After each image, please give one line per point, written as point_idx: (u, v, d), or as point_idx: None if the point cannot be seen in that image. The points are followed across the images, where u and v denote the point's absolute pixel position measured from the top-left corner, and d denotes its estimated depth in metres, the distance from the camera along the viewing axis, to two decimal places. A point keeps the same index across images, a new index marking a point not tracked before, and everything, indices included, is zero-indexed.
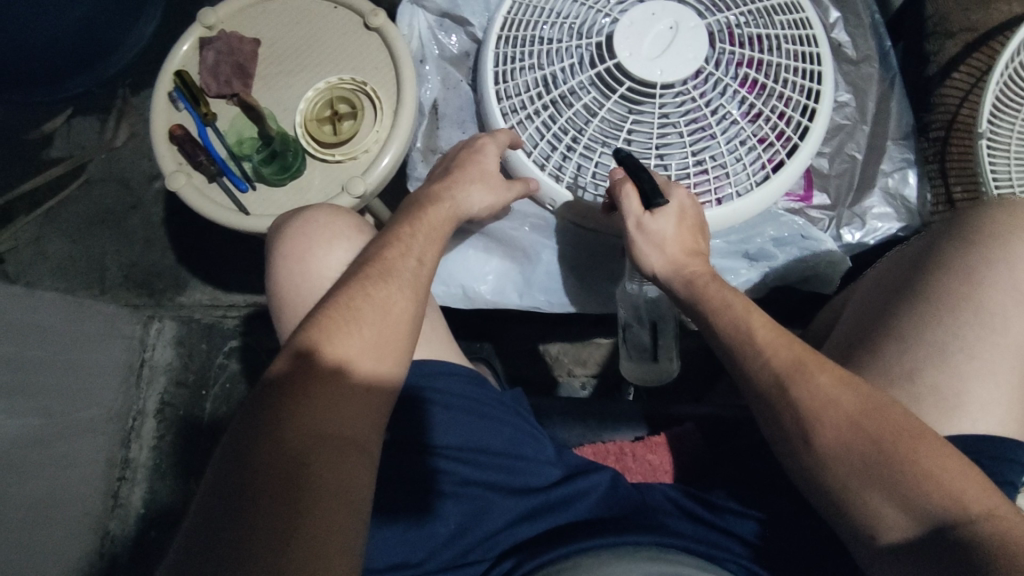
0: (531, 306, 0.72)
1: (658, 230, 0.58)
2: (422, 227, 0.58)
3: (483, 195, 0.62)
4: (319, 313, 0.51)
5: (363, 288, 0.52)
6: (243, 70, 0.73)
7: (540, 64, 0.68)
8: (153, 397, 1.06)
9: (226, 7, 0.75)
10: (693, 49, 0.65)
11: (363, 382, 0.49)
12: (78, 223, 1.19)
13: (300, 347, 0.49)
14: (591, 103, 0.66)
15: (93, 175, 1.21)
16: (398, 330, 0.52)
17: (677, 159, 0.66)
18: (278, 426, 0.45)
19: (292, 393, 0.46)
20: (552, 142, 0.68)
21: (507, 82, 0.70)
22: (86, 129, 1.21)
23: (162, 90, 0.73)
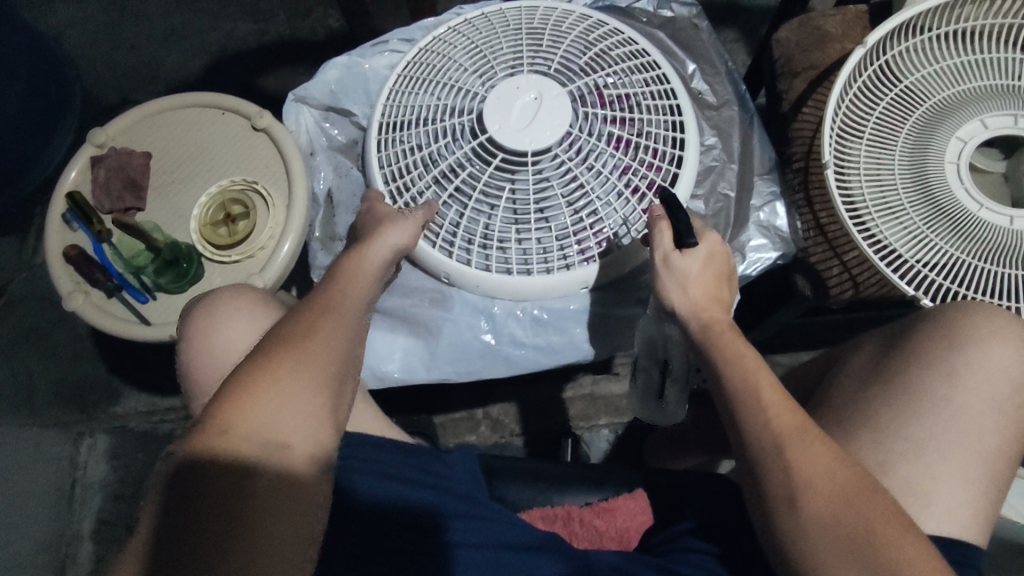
0: (439, 378, 0.72)
1: (685, 269, 0.60)
2: (354, 268, 0.58)
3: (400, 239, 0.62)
4: (225, 390, 0.46)
5: (274, 352, 0.49)
6: (135, 184, 0.74)
7: (422, 144, 0.71)
8: (89, 515, 1.06)
9: (114, 124, 0.77)
10: (558, 113, 0.68)
11: (287, 451, 0.45)
12: (2, 345, 1.16)
13: (209, 432, 0.44)
14: (474, 173, 0.68)
15: (15, 294, 1.19)
16: (318, 383, 0.48)
17: (560, 215, 0.68)
18: (218, 474, 0.42)
19: (228, 436, 0.44)
20: (442, 213, 0.69)
21: (393, 164, 0.72)
22: (4, 250, 1.20)
23: (54, 212, 0.74)
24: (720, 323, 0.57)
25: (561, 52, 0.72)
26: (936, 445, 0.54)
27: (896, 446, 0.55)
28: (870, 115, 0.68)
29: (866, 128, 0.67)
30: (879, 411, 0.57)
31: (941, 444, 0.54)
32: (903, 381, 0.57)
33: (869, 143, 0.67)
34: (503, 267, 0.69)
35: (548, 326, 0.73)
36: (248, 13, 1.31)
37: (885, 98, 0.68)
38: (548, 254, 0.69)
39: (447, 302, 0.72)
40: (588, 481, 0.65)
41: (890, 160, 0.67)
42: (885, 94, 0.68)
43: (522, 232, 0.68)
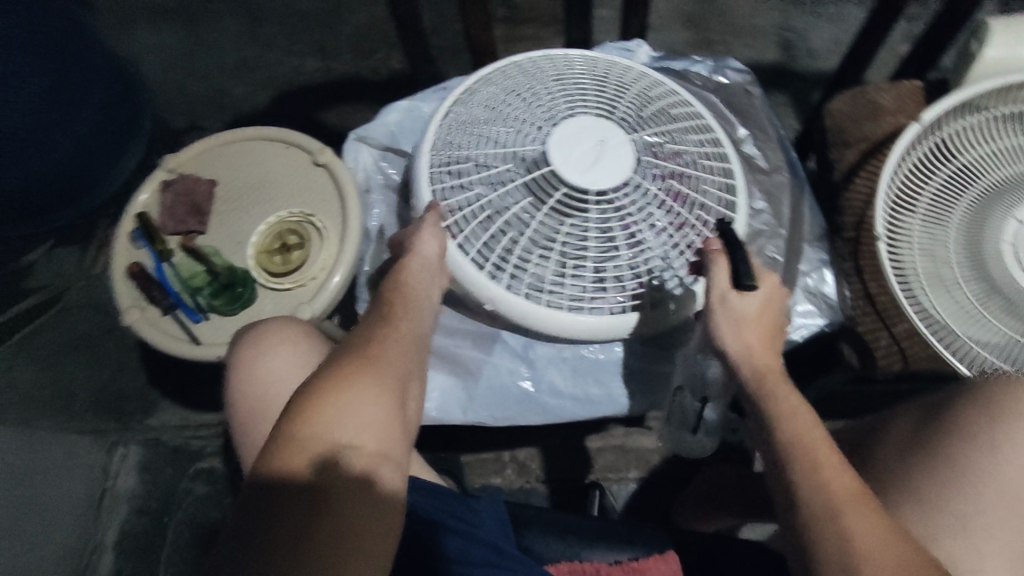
0: (474, 421, 0.72)
1: (742, 309, 0.59)
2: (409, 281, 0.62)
3: (434, 241, 0.65)
4: (293, 398, 0.47)
5: (339, 361, 0.50)
6: (198, 210, 0.78)
7: (477, 169, 0.70)
8: (114, 527, 1.04)
9: (185, 152, 0.81)
10: (627, 155, 0.67)
11: (365, 447, 0.46)
12: (52, 351, 1.21)
13: (289, 434, 0.44)
14: (534, 205, 0.67)
15: (70, 302, 1.25)
16: (387, 384, 0.50)
17: (613, 260, 0.67)
18: (286, 487, 0.42)
19: (292, 447, 0.44)
20: (493, 243, 0.68)
21: (446, 186, 0.70)
22: (66, 260, 1.29)
23: (122, 231, 0.78)
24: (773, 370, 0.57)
25: (621, 100, 0.73)
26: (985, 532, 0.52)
27: (945, 527, 0.53)
28: (924, 190, 0.67)
29: (920, 203, 0.67)
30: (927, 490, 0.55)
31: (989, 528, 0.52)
32: (946, 458, 0.55)
33: (923, 217, 0.67)
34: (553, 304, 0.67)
35: (586, 376, 0.73)
36: (315, 50, 1.38)
37: (938, 176, 0.68)
38: (595, 295, 0.68)
39: (489, 344, 0.73)
40: (619, 539, 0.64)
41: (945, 237, 0.67)
42: (937, 171, 0.68)
43: (574, 270, 0.67)
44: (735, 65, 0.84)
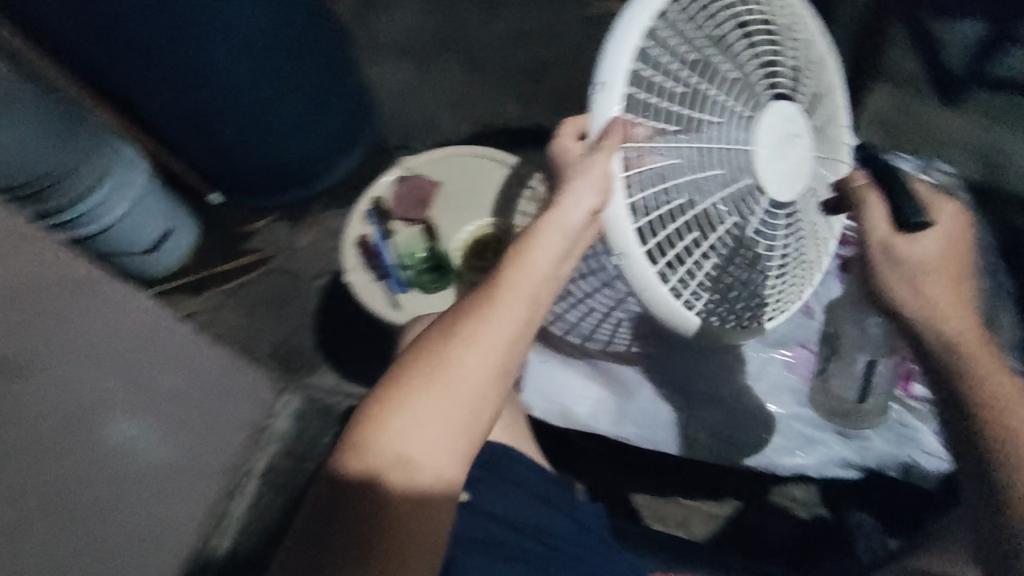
0: (621, 436, 0.77)
1: (915, 253, 0.54)
2: (532, 244, 0.50)
3: (590, 198, 0.48)
4: (370, 398, 0.51)
5: (420, 356, 0.50)
6: (423, 204, 0.94)
7: (677, 97, 0.51)
8: (262, 459, 1.20)
9: (421, 155, 0.96)
10: (806, 171, 0.60)
11: (427, 456, 0.50)
12: (252, 301, 1.43)
13: (356, 440, 0.50)
14: (720, 175, 0.53)
15: (275, 265, 1.47)
16: (463, 388, 0.49)
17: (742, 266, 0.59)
18: (356, 485, 0.49)
19: (362, 448, 0.49)
20: (664, 200, 0.51)
21: (644, 94, 0.48)
22: (280, 230, 1.51)
23: (359, 207, 0.93)
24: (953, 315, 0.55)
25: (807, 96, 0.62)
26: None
27: None
28: None
29: None
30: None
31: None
32: None
33: None
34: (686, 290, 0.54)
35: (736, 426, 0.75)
36: (519, 100, 1.57)
37: None
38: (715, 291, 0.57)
39: (649, 372, 0.78)
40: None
41: None
42: None
43: (711, 262, 0.56)
44: (944, 164, 0.91)
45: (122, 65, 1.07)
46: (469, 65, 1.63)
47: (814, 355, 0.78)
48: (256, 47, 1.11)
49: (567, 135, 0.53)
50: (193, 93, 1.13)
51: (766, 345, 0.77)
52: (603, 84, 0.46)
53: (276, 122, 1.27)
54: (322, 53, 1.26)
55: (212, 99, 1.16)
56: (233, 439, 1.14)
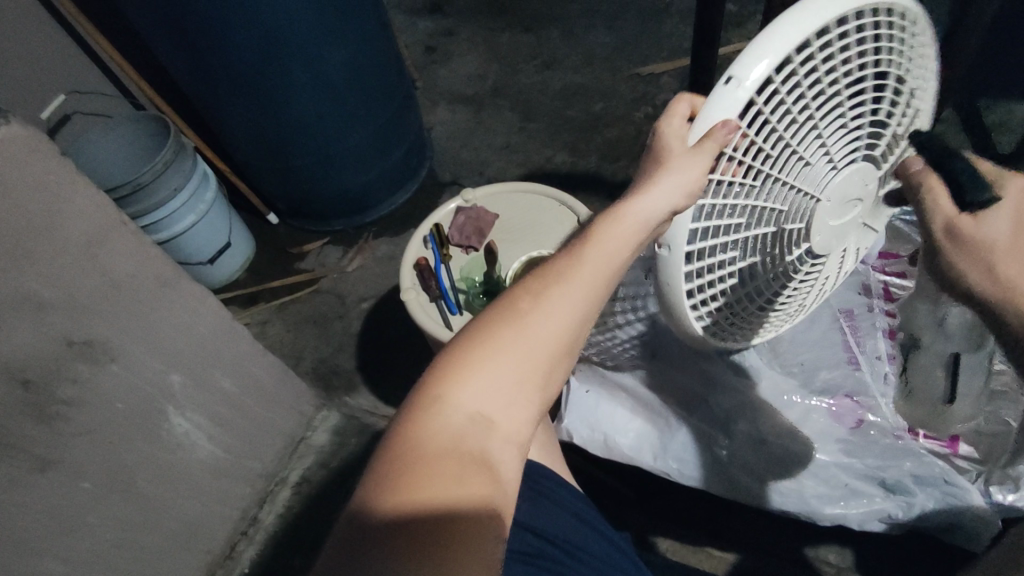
0: (661, 470, 0.78)
1: (989, 229, 0.47)
2: (614, 222, 0.53)
3: (671, 195, 0.51)
4: (439, 359, 0.49)
5: (497, 320, 0.49)
6: (482, 233, 0.99)
7: (795, 119, 0.51)
8: (299, 470, 1.09)
9: (480, 189, 1.03)
10: (852, 224, 0.65)
11: (492, 426, 0.47)
12: (298, 319, 1.49)
13: (420, 402, 0.47)
14: (786, 210, 0.57)
15: (324, 286, 1.53)
16: (546, 351, 0.48)
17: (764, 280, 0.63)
18: (422, 432, 0.46)
19: (435, 395, 0.47)
20: (727, 220, 0.54)
21: (767, 112, 0.49)
22: (331, 255, 1.59)
23: (420, 232, 1.00)
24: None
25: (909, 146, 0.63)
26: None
27: None
28: None
29: None
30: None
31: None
32: None
33: None
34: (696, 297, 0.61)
35: (770, 466, 0.75)
36: (566, 148, 1.63)
37: None
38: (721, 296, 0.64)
39: (692, 407, 0.79)
40: None
41: None
42: None
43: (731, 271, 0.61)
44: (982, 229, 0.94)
45: (207, 90, 1.23)
46: (522, 115, 1.72)
47: (862, 409, 0.76)
48: (326, 83, 1.26)
49: (665, 131, 0.56)
50: (268, 120, 1.28)
51: (810, 393, 0.77)
52: (732, 89, 0.47)
53: (336, 151, 1.40)
54: (388, 91, 1.39)
55: (281, 126, 1.30)
56: (274, 448, 1.07)
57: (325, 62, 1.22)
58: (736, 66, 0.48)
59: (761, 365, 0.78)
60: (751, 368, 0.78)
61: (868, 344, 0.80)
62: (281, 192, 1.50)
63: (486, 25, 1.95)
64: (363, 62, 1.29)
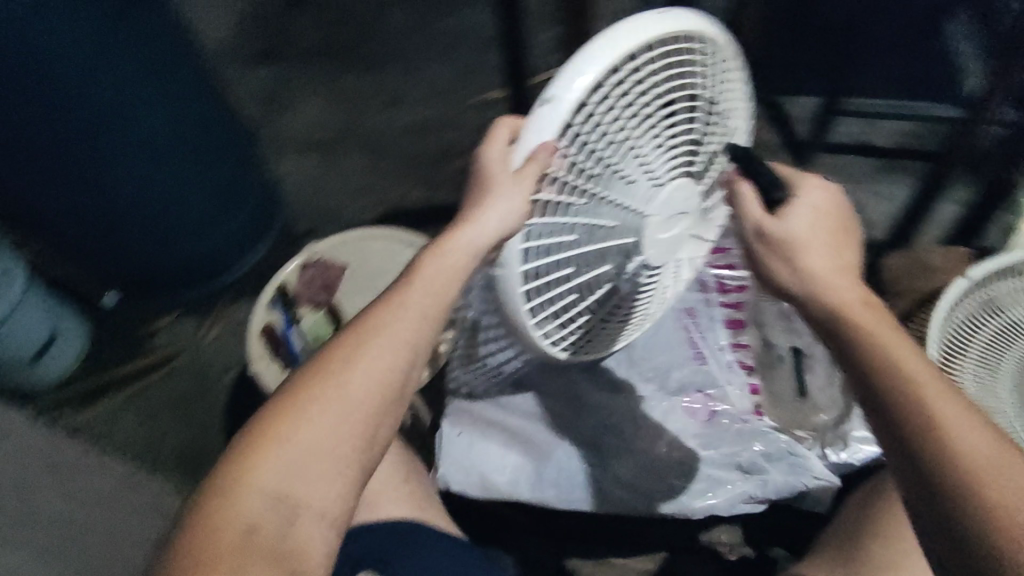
0: (540, 500, 0.78)
1: (786, 226, 0.55)
2: (422, 273, 0.56)
3: (513, 205, 0.54)
4: (242, 437, 0.50)
5: (301, 395, 0.51)
6: (330, 288, 0.95)
7: (615, 137, 0.54)
8: None
9: (324, 240, 0.98)
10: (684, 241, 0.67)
11: (298, 508, 0.49)
12: (152, 406, 1.31)
13: (213, 495, 0.48)
14: (616, 224, 0.59)
15: (178, 364, 1.36)
16: (354, 418, 0.51)
17: (607, 306, 0.68)
18: (232, 498, 0.48)
19: (257, 449, 0.49)
20: (555, 243, 0.58)
21: (592, 130, 0.52)
22: (183, 328, 1.42)
23: (263, 296, 0.93)
24: (854, 286, 0.54)
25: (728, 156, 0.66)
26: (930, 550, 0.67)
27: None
28: (970, 344, 0.78)
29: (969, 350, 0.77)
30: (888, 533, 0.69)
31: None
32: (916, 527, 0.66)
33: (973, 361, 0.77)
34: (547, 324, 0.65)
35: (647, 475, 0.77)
36: (424, 184, 1.60)
37: (983, 331, 0.78)
38: (578, 328, 0.70)
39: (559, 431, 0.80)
40: None
41: (996, 386, 0.77)
42: (987, 323, 0.78)
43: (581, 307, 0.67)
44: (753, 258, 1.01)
45: (1, 161, 1.04)
46: (374, 155, 1.65)
47: (713, 402, 0.81)
48: (138, 139, 1.09)
49: (483, 154, 0.58)
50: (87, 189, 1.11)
51: (665, 394, 0.82)
52: (552, 108, 0.50)
53: (169, 221, 1.24)
54: (223, 142, 1.27)
55: (106, 189, 1.12)
56: None
57: (148, 120, 1.09)
58: (554, 87, 0.50)
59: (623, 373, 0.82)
60: (611, 386, 0.81)
61: (710, 337, 0.85)
62: (108, 267, 1.30)
63: (326, 64, 1.86)
64: (184, 118, 1.15)
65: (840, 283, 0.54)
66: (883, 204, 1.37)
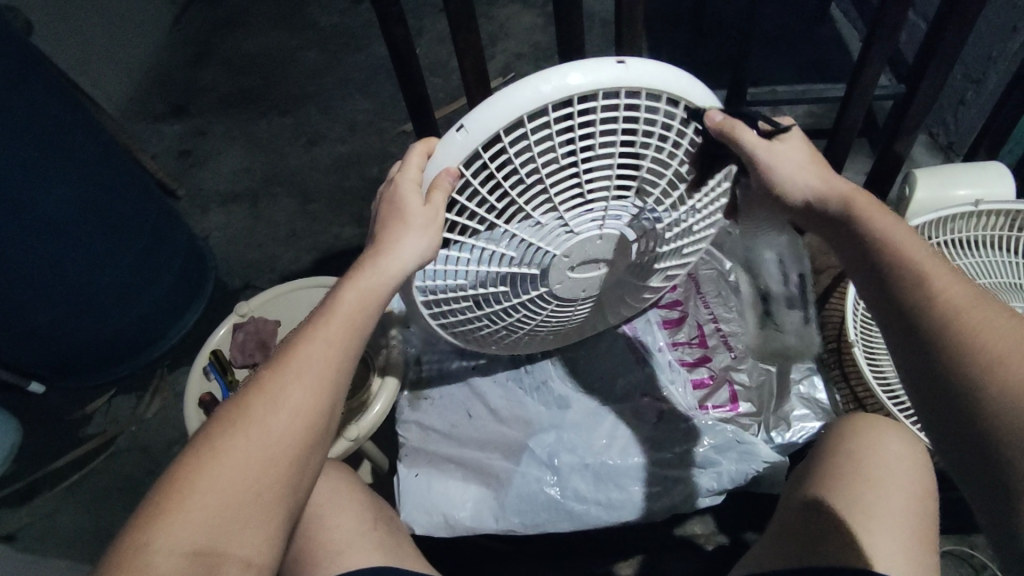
0: (506, 529, 0.76)
1: (788, 150, 0.60)
2: (336, 308, 0.57)
3: (421, 243, 0.55)
4: (159, 487, 0.49)
5: (225, 438, 0.51)
6: (266, 346, 0.91)
7: (527, 182, 0.54)
8: None
9: (255, 298, 0.97)
10: (608, 271, 0.69)
11: (218, 560, 0.48)
12: (97, 493, 1.24)
13: (126, 554, 0.46)
14: (517, 255, 0.61)
15: (120, 445, 1.29)
16: (277, 456, 0.51)
17: (504, 321, 0.72)
18: (149, 551, 0.46)
19: (173, 499, 0.48)
20: (452, 261, 0.61)
21: (498, 172, 0.53)
22: (122, 406, 1.35)
23: (197, 365, 0.91)
24: (855, 190, 0.61)
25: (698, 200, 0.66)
26: (867, 513, 0.63)
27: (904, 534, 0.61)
28: None
29: None
30: (820, 502, 0.66)
31: (880, 517, 0.62)
32: (884, 475, 0.66)
33: None
34: (443, 317, 0.70)
35: (609, 482, 0.78)
36: (355, 220, 1.56)
37: None
38: (488, 327, 0.73)
39: (516, 455, 0.80)
40: None
41: None
42: None
43: (481, 315, 0.70)
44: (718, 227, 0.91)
45: None
46: (302, 199, 1.62)
47: (661, 402, 0.83)
48: (43, 219, 1.04)
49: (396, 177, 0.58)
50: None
51: (612, 403, 0.84)
52: (463, 137, 0.52)
53: (91, 298, 1.18)
54: (138, 206, 1.22)
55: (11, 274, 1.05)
56: None
57: (49, 200, 1.04)
58: (468, 117, 0.51)
59: (568, 393, 0.85)
60: (557, 402, 0.84)
61: (649, 339, 0.89)
62: (30, 354, 1.22)
63: (240, 115, 1.82)
64: (89, 191, 1.10)
65: (840, 193, 0.61)
66: None
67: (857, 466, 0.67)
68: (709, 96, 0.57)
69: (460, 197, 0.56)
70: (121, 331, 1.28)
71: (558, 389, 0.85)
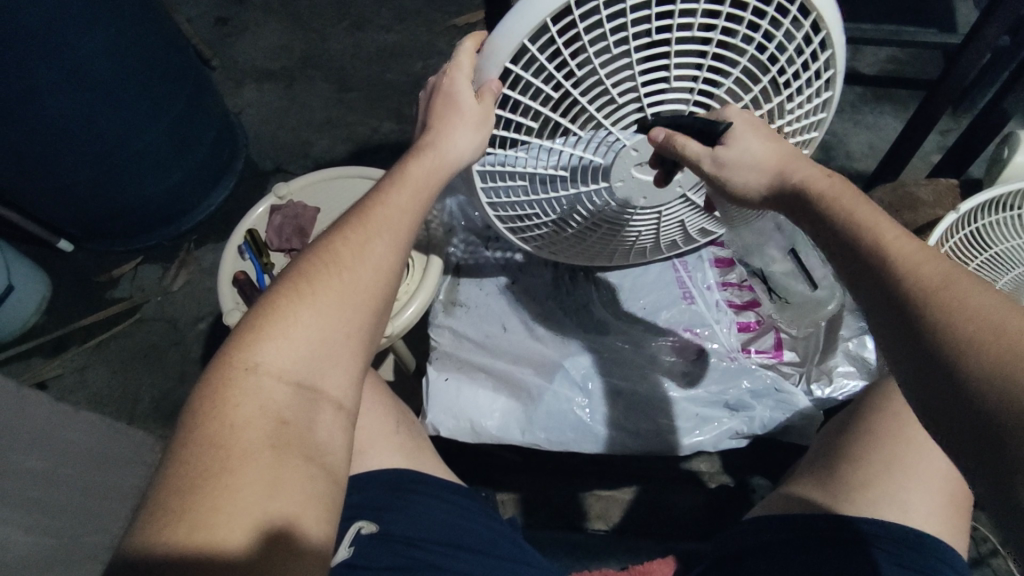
0: (531, 443, 0.77)
1: (744, 149, 0.54)
2: (405, 178, 0.56)
3: (475, 138, 0.55)
4: (249, 319, 0.47)
5: (315, 277, 0.48)
6: (303, 232, 0.89)
7: (613, 53, 0.49)
8: None
9: (294, 182, 0.93)
10: (668, 192, 0.64)
11: (316, 395, 0.47)
12: (123, 356, 1.26)
13: (228, 375, 0.44)
14: (580, 138, 0.56)
15: (147, 313, 1.31)
16: (362, 300, 0.49)
17: (551, 218, 0.67)
18: (245, 376, 0.44)
19: (261, 329, 0.46)
20: (526, 138, 0.57)
21: (585, 36, 0.48)
22: (149, 275, 1.35)
23: (232, 243, 0.89)
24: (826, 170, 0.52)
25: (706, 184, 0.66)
26: (905, 472, 0.64)
27: (937, 500, 0.62)
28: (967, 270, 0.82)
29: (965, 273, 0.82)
30: (862, 454, 0.66)
31: (919, 475, 0.63)
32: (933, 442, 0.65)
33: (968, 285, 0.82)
34: (491, 205, 0.66)
35: (640, 415, 0.78)
36: (394, 116, 1.49)
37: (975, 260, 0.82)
38: (536, 229, 0.70)
39: (549, 373, 0.80)
40: (643, 553, 0.72)
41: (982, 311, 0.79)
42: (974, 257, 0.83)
43: (530, 206, 0.65)
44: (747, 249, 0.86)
45: None
46: (341, 85, 1.55)
47: (703, 339, 0.83)
48: (82, 69, 0.99)
49: (451, 68, 0.55)
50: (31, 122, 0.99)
51: (651, 335, 0.83)
52: None
53: (126, 159, 1.15)
54: (178, 72, 1.17)
55: (47, 122, 1.01)
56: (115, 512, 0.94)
57: (82, 46, 0.97)
58: None
59: (608, 319, 0.84)
60: (597, 326, 0.83)
61: (699, 276, 0.87)
62: (66, 211, 1.21)
63: None
64: (126, 39, 1.03)
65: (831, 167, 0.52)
66: (868, 134, 1.33)
67: (897, 424, 0.67)
68: (834, 12, 0.52)
69: (533, 48, 0.50)
70: (156, 199, 1.27)
71: (597, 314, 0.84)
